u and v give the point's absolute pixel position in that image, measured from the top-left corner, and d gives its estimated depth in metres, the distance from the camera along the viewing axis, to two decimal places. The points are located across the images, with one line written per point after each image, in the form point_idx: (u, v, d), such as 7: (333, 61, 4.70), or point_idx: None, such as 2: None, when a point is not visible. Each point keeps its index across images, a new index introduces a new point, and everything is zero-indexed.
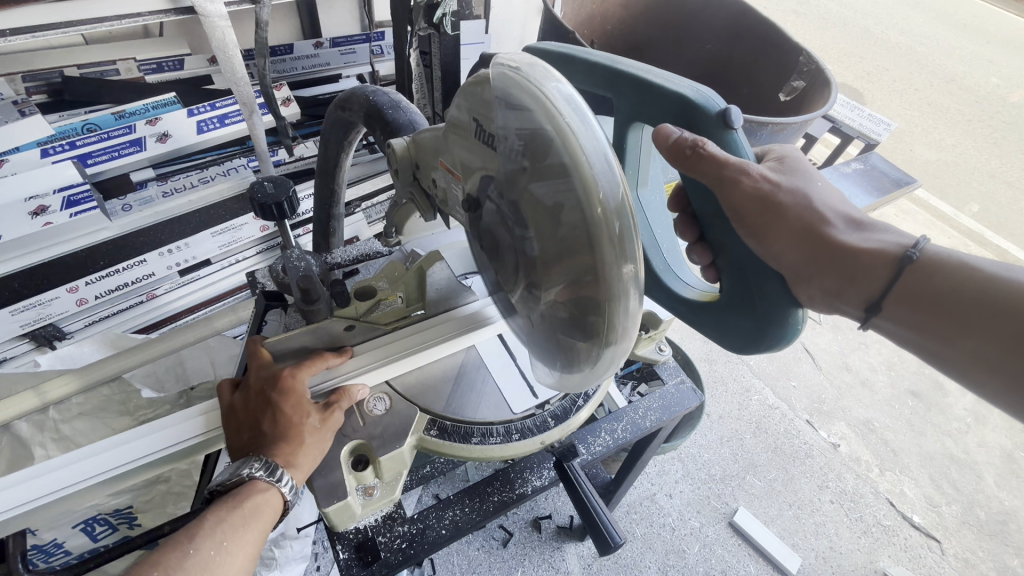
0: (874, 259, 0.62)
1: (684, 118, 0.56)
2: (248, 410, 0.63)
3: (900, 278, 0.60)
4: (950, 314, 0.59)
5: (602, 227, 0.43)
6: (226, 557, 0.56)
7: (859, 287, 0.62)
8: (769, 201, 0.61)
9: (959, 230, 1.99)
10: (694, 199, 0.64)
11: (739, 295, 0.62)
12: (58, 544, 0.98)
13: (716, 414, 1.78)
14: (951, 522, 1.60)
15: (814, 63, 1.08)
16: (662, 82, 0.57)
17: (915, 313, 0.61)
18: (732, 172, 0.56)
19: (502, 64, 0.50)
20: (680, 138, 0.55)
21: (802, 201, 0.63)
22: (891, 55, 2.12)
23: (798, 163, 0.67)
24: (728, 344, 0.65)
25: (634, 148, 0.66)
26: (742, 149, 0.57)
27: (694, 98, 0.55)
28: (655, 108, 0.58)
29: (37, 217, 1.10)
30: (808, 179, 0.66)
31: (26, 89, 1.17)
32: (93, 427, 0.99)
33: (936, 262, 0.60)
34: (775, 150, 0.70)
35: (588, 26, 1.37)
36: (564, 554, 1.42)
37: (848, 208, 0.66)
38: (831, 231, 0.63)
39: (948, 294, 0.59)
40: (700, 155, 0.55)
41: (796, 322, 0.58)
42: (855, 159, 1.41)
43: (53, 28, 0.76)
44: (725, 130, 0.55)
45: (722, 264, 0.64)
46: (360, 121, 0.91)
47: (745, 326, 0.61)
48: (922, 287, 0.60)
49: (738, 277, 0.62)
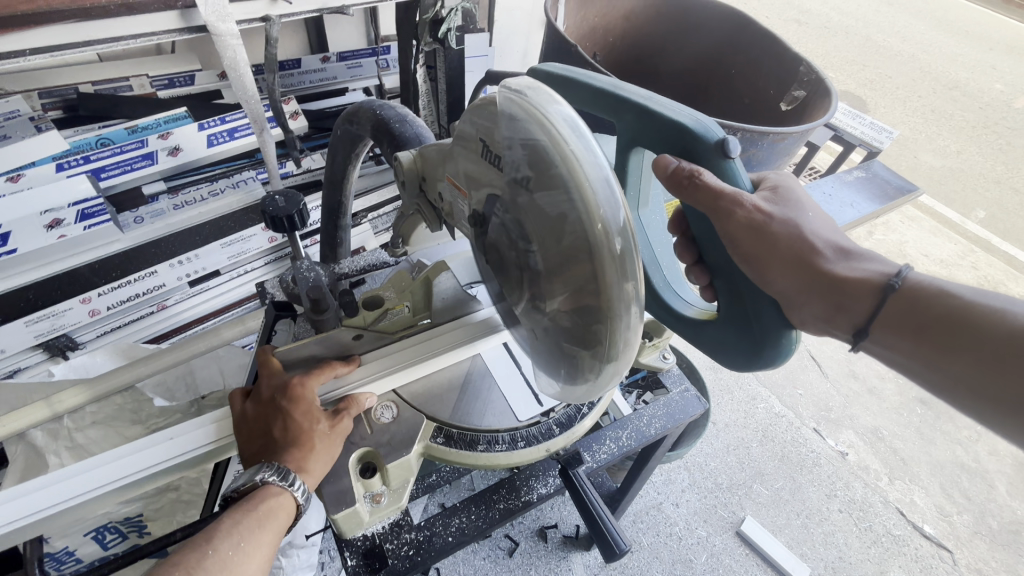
0: (860, 287, 0.63)
1: (683, 146, 0.57)
2: (259, 418, 0.64)
3: (885, 305, 0.62)
4: (936, 338, 0.60)
5: (603, 245, 0.44)
6: (244, 558, 0.57)
7: (848, 312, 0.63)
8: (761, 229, 0.62)
9: (966, 236, 2.04)
10: (691, 220, 0.65)
11: (739, 314, 0.63)
12: (70, 552, 0.99)
13: (722, 422, 1.78)
14: (962, 532, 1.58)
15: (814, 74, 1.10)
16: (662, 108, 0.58)
17: (904, 338, 0.61)
18: (726, 202, 0.57)
19: (507, 87, 0.52)
20: (678, 167, 0.57)
21: (793, 230, 0.64)
22: (894, 61, 2.14)
23: (790, 192, 0.68)
24: (724, 361, 0.66)
25: (635, 174, 0.67)
26: (738, 177, 0.58)
27: (691, 126, 0.56)
28: (653, 133, 0.59)
29: (52, 230, 1.13)
30: (800, 209, 0.66)
31: (42, 106, 1.22)
32: (107, 435, 1.01)
33: (920, 291, 0.61)
34: (769, 179, 0.70)
35: (590, 39, 1.38)
36: (570, 564, 1.41)
37: (837, 236, 0.67)
38: (820, 261, 0.64)
39: (935, 318, 0.60)
40: (696, 185, 0.56)
41: (790, 342, 0.58)
42: (858, 167, 1.42)
43: (70, 48, 0.78)
44: (724, 158, 0.56)
45: (720, 284, 0.66)
46: (367, 135, 0.93)
47: (742, 343, 0.62)
48: (908, 312, 0.61)
49: (735, 298, 0.63)
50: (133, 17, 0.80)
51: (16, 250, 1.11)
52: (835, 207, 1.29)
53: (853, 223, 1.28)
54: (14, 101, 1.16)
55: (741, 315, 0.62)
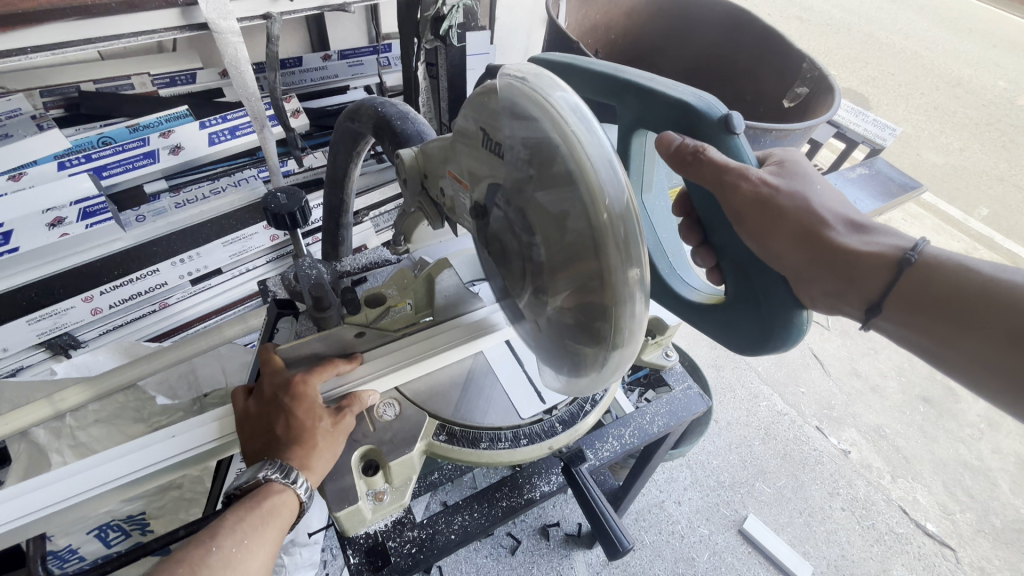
0: (874, 261, 0.62)
1: (687, 124, 0.57)
2: (261, 415, 0.64)
3: (900, 280, 0.61)
4: (948, 315, 0.59)
5: (607, 230, 0.44)
6: (247, 556, 0.57)
7: (860, 287, 0.63)
8: (768, 203, 0.61)
9: (969, 234, 1.97)
10: (696, 201, 0.65)
11: (746, 295, 0.62)
12: (73, 550, 0.99)
13: (725, 421, 1.77)
14: (965, 530, 1.58)
15: (818, 70, 1.09)
16: (666, 89, 0.58)
17: (915, 315, 0.61)
18: (731, 176, 0.57)
19: (508, 75, 0.51)
20: (682, 144, 0.56)
21: (801, 203, 0.64)
22: (896, 58, 2.14)
23: (797, 166, 0.68)
24: (732, 345, 0.66)
25: (638, 157, 0.67)
26: (743, 153, 0.58)
27: (696, 105, 0.56)
28: (657, 115, 0.59)
29: (53, 228, 1.12)
30: (808, 182, 0.66)
31: (44, 105, 1.22)
32: (109, 433, 1.01)
33: (935, 264, 0.61)
34: (776, 154, 0.70)
35: (591, 36, 1.38)
36: (573, 562, 1.41)
37: (847, 211, 0.66)
38: (829, 234, 0.63)
39: (948, 297, 0.59)
40: (701, 160, 0.56)
41: (800, 321, 0.58)
42: (860, 164, 1.41)
43: (71, 45, 0.77)
44: (727, 135, 0.56)
45: (726, 266, 0.65)
46: (368, 132, 0.93)
47: (751, 323, 0.62)
48: (920, 288, 0.61)
49: (742, 278, 0.63)
50: (134, 15, 0.79)
51: (17, 249, 1.10)
52: None
53: None
54: (16, 100, 1.16)
55: (751, 296, 0.62)
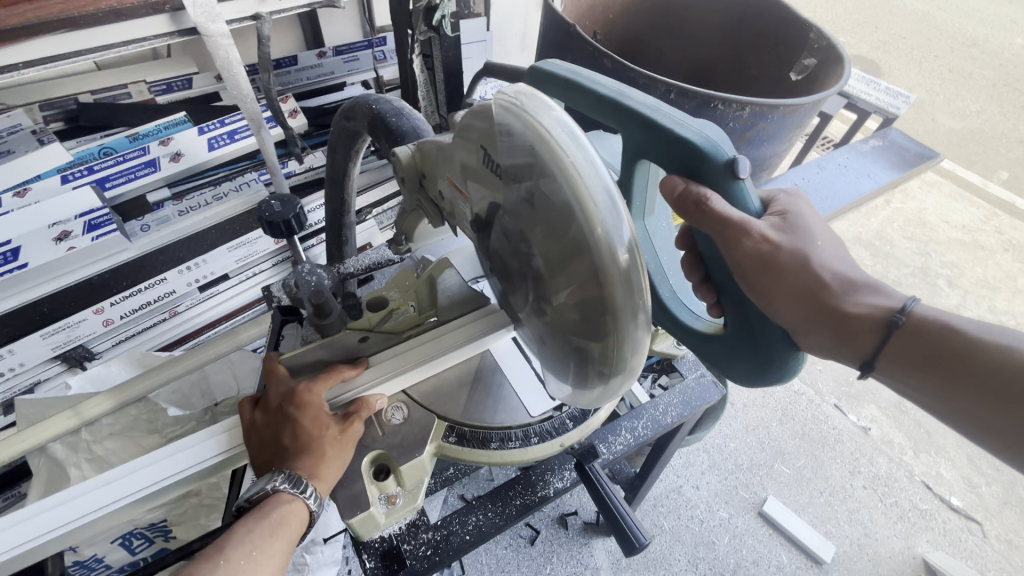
0: (865, 320, 0.60)
1: (690, 165, 0.54)
2: (269, 426, 0.64)
3: (891, 339, 0.60)
4: (944, 372, 0.58)
5: (609, 260, 0.44)
6: (257, 566, 0.57)
7: (852, 345, 0.61)
8: (769, 260, 0.58)
9: (987, 200, 1.92)
10: (698, 240, 0.62)
11: (746, 336, 0.61)
12: (99, 559, 1.02)
13: (740, 402, 1.75)
14: (991, 502, 1.55)
15: (825, 39, 1.06)
16: (670, 123, 0.54)
17: (910, 371, 0.60)
18: (732, 230, 0.55)
19: (503, 93, 0.50)
20: (686, 191, 0.55)
21: (802, 260, 0.60)
22: (908, 21, 2.08)
23: (800, 219, 0.63)
24: (728, 378, 0.64)
25: (641, 187, 0.64)
26: (748, 202, 0.56)
27: (701, 146, 0.52)
28: (659, 149, 0.56)
29: (60, 242, 1.13)
30: (809, 238, 0.62)
31: (43, 118, 1.21)
32: (125, 446, 1.02)
33: (927, 323, 0.59)
34: (779, 201, 0.65)
35: (589, 17, 1.32)
36: (592, 550, 1.42)
37: (846, 266, 0.63)
38: (829, 291, 0.60)
39: (944, 354, 0.58)
40: (703, 210, 0.54)
41: (796, 362, 0.58)
42: (874, 134, 1.36)
43: (64, 58, 0.76)
44: (732, 179, 0.53)
45: (726, 303, 0.63)
46: (364, 131, 0.91)
47: (745, 364, 0.61)
48: (917, 344, 0.59)
49: (741, 318, 0.61)
50: (123, 24, 0.78)
51: (26, 264, 1.12)
52: (852, 177, 1.24)
53: (872, 193, 1.23)
54: (15, 115, 1.14)
55: (744, 333, 0.61)
